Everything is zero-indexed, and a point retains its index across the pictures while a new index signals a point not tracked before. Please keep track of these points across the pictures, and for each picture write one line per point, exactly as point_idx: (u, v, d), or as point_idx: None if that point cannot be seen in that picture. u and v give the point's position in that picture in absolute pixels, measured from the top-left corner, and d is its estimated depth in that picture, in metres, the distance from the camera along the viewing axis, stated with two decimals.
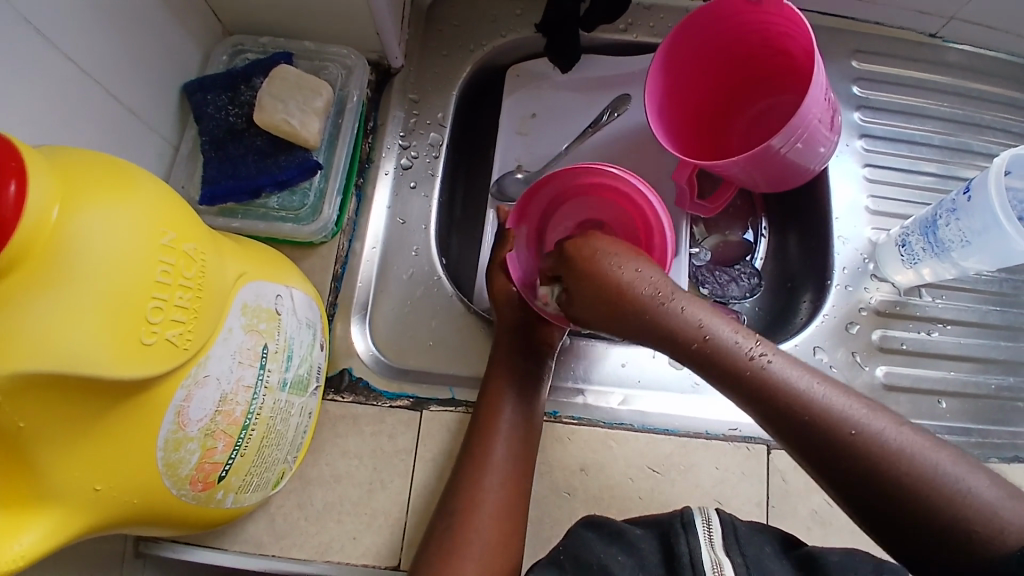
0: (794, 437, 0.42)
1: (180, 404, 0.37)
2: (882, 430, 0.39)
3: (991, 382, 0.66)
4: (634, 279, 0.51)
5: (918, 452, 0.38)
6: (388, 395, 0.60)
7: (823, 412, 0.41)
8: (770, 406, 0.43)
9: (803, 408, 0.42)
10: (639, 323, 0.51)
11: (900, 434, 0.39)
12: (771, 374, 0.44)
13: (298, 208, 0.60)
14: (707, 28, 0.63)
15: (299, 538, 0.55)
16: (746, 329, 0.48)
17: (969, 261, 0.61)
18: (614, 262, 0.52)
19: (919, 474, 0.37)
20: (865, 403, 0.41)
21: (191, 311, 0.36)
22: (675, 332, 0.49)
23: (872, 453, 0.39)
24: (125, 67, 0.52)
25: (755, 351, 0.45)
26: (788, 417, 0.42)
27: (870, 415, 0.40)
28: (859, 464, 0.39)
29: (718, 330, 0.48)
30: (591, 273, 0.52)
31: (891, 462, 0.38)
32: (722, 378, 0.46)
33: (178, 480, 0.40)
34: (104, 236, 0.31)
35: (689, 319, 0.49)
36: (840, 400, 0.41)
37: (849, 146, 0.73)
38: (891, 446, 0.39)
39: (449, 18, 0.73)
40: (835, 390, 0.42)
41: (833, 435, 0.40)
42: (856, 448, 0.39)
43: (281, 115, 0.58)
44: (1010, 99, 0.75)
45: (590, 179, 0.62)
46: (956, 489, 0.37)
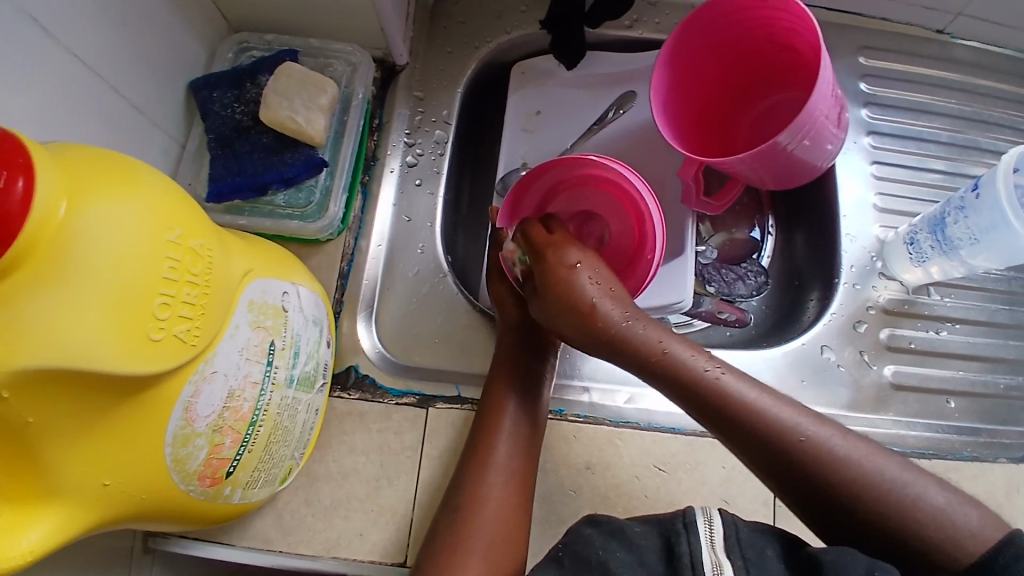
0: (754, 448, 0.47)
1: (188, 400, 0.37)
2: (828, 438, 0.46)
3: (1000, 381, 0.66)
4: (602, 298, 0.53)
5: (858, 458, 0.45)
6: (394, 393, 0.60)
7: (775, 423, 0.47)
8: (726, 418, 0.48)
9: (758, 421, 0.47)
10: (608, 339, 0.53)
11: (842, 442, 0.46)
12: (729, 389, 0.49)
13: (304, 206, 0.60)
14: (713, 24, 0.63)
15: (306, 535, 0.55)
16: (695, 344, 0.53)
17: (977, 259, 0.61)
18: (583, 281, 0.54)
19: (864, 480, 0.44)
20: (807, 413, 0.47)
21: (198, 308, 0.36)
22: (639, 350, 0.52)
23: (821, 460, 0.45)
24: (131, 64, 0.52)
25: (710, 366, 0.50)
26: (746, 428, 0.47)
27: (814, 424, 0.47)
28: (811, 471, 0.45)
29: (676, 347, 0.51)
30: (563, 292, 0.53)
31: (836, 469, 0.45)
32: (683, 393, 0.50)
33: (185, 475, 0.40)
34: (111, 233, 0.31)
35: (651, 337, 0.52)
36: (787, 411, 0.48)
37: (856, 143, 0.72)
38: (837, 454, 0.45)
39: (453, 15, 0.73)
40: (782, 402, 0.48)
41: (787, 445, 0.46)
42: (807, 456, 0.46)
43: (286, 112, 0.58)
44: (1018, 96, 0.75)
45: (580, 171, 0.63)
46: (897, 491, 0.44)
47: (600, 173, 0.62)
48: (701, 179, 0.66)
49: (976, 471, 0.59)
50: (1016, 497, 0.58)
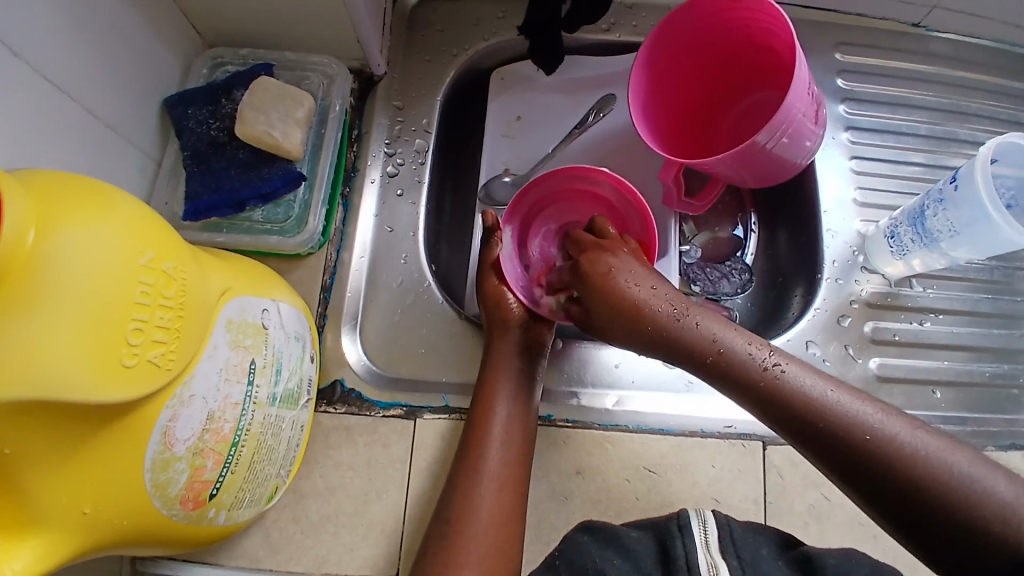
0: (816, 444, 0.44)
1: (166, 424, 0.37)
2: (899, 433, 0.41)
3: (985, 370, 0.66)
4: (648, 297, 0.54)
5: (937, 454, 0.40)
6: (380, 405, 0.59)
7: (838, 417, 0.43)
8: (782, 411, 0.46)
9: (818, 414, 0.44)
10: (656, 335, 0.53)
11: (914, 437, 0.41)
12: (783, 381, 0.46)
13: (282, 220, 0.59)
14: (689, 26, 0.63)
15: (295, 552, 0.54)
16: (755, 337, 0.51)
17: (958, 251, 0.61)
18: (626, 283, 0.55)
19: (949, 481, 0.39)
20: (879, 407, 0.43)
21: (173, 331, 0.36)
22: (690, 345, 0.51)
23: (888, 454, 0.41)
24: (103, 83, 0.51)
25: (769, 361, 0.48)
26: (804, 423, 0.44)
27: (884, 419, 0.42)
28: (879, 468, 0.41)
29: (729, 340, 0.50)
30: (607, 295, 0.55)
31: (911, 465, 0.40)
32: (736, 386, 0.49)
33: (167, 500, 0.39)
34: (83, 259, 0.31)
35: (704, 332, 0.51)
36: (853, 405, 0.44)
37: (835, 139, 0.72)
38: (909, 450, 0.40)
39: (431, 23, 0.72)
40: (847, 395, 0.44)
41: (848, 439, 0.42)
42: (870, 449, 0.41)
43: (263, 127, 0.57)
44: (994, 87, 0.75)
45: (573, 184, 0.65)
46: (978, 493, 0.38)
47: (593, 187, 0.65)
48: (682, 180, 0.65)
49: None
50: None
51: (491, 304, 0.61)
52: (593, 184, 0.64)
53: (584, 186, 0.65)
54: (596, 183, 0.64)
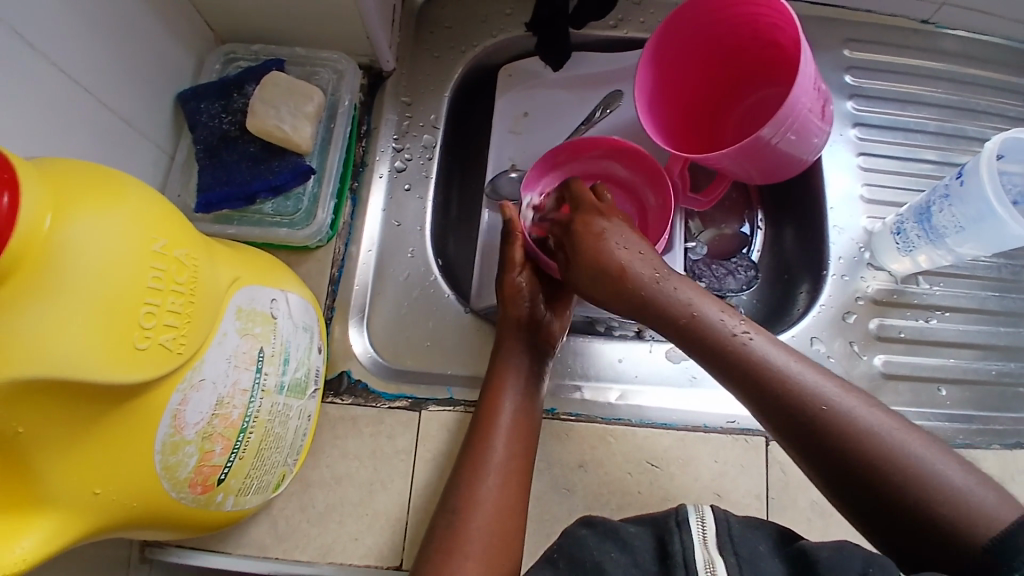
0: (773, 409, 0.47)
1: (176, 407, 0.38)
2: (852, 408, 0.45)
3: (991, 368, 0.66)
4: (632, 260, 0.54)
5: (887, 431, 0.43)
6: (386, 397, 0.60)
7: (799, 388, 0.46)
8: (747, 378, 0.48)
9: (781, 385, 0.46)
10: (635, 300, 0.53)
11: (867, 413, 0.44)
12: (752, 352, 0.48)
13: (292, 213, 0.60)
14: (696, 21, 0.63)
15: (301, 540, 0.55)
16: (728, 306, 0.52)
17: (963, 247, 0.61)
18: (613, 245, 0.55)
19: (894, 455, 0.42)
20: (837, 383, 0.46)
21: (185, 316, 0.37)
22: (666, 310, 0.52)
23: (842, 428, 0.44)
24: (118, 77, 0.52)
25: (740, 329, 0.49)
26: (765, 391, 0.47)
27: (841, 394, 0.45)
28: (830, 438, 0.44)
29: (707, 309, 0.51)
30: (594, 256, 0.55)
31: (861, 438, 0.43)
32: (706, 352, 0.50)
33: (176, 483, 0.40)
34: (97, 244, 0.32)
35: (680, 297, 0.52)
36: (813, 377, 0.46)
37: (843, 136, 0.72)
38: (861, 425, 0.44)
39: (440, 20, 0.73)
40: (809, 369, 0.47)
41: (804, 408, 0.45)
42: (825, 422, 0.44)
43: (273, 121, 0.59)
44: (1004, 84, 0.75)
45: (590, 172, 0.68)
46: (919, 467, 0.42)
47: (608, 176, 0.68)
48: (687, 176, 0.66)
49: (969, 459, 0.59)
50: (1011, 485, 0.59)
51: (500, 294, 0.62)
52: (608, 173, 0.68)
53: (600, 175, 0.68)
54: (611, 171, 0.68)
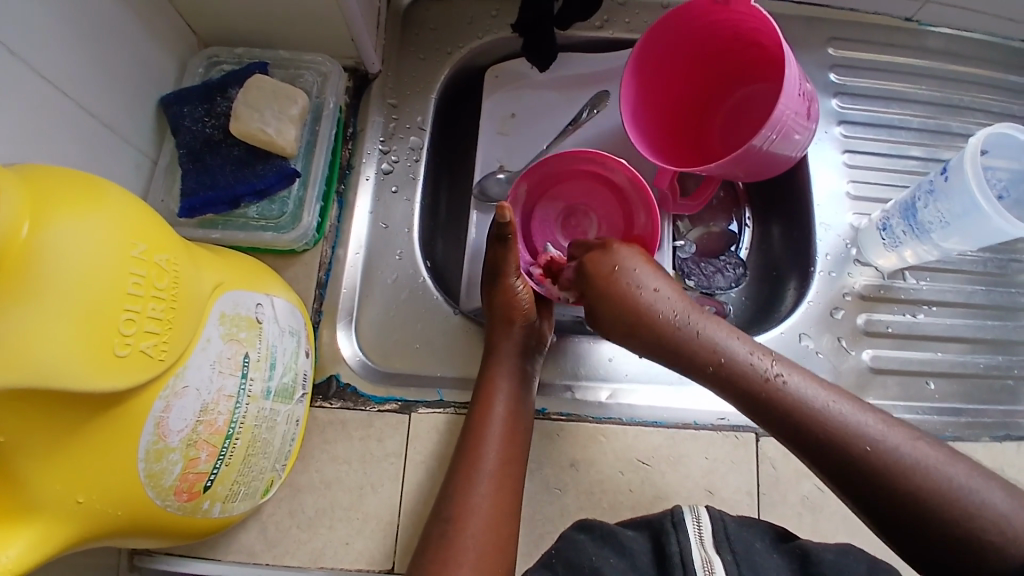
0: (817, 452, 0.47)
1: (159, 414, 0.37)
2: (896, 445, 0.45)
3: (979, 361, 0.66)
4: (656, 301, 0.56)
5: (935, 467, 0.44)
6: (376, 400, 0.60)
7: (840, 428, 0.47)
8: (783, 419, 0.49)
9: (821, 425, 0.47)
10: (664, 342, 0.55)
11: (912, 449, 0.45)
12: (786, 391, 0.49)
13: (277, 216, 0.60)
14: (677, 28, 0.64)
15: (291, 546, 0.55)
16: (758, 346, 0.54)
17: (949, 242, 0.61)
18: (633, 286, 0.56)
19: (944, 490, 0.43)
20: (876, 419, 0.47)
21: (166, 323, 0.36)
22: (697, 352, 0.54)
23: (889, 466, 0.44)
24: (100, 83, 0.52)
25: (771, 370, 0.51)
26: (804, 431, 0.48)
27: (883, 431, 0.46)
28: (878, 479, 0.44)
29: (737, 351, 0.53)
30: (614, 298, 0.56)
31: (909, 476, 0.44)
32: (742, 394, 0.51)
33: (161, 490, 0.40)
34: (77, 250, 0.31)
35: (709, 338, 0.54)
36: (852, 415, 0.47)
37: (828, 133, 0.73)
38: (908, 461, 0.44)
39: (425, 22, 0.73)
40: (847, 406, 0.48)
41: (849, 449, 0.46)
42: (872, 462, 0.45)
43: (257, 124, 0.58)
44: (987, 79, 0.76)
45: (583, 164, 0.66)
46: (971, 501, 0.42)
47: (601, 170, 0.67)
48: (675, 185, 0.67)
49: None
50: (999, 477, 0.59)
51: (495, 293, 0.60)
52: (601, 167, 0.66)
53: (593, 168, 0.67)
54: (603, 167, 0.66)
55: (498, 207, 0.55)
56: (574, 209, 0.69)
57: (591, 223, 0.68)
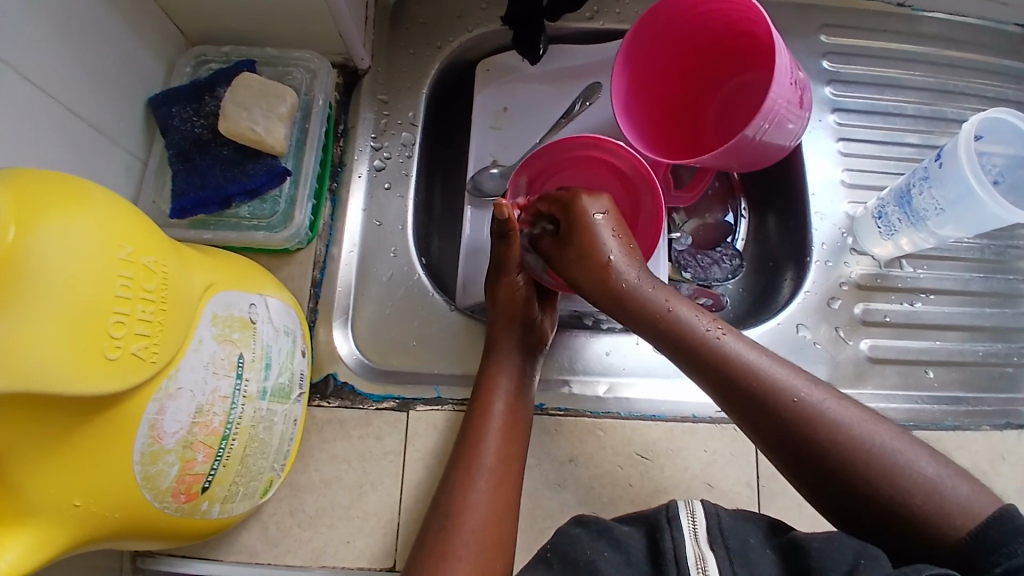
0: (751, 409, 0.48)
1: (153, 417, 0.37)
2: (826, 407, 0.46)
3: (978, 349, 0.66)
4: (618, 258, 0.56)
5: (861, 429, 0.45)
6: (374, 398, 0.60)
7: (776, 388, 0.47)
8: (722, 378, 0.49)
9: (773, 398, 0.47)
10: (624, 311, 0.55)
11: (842, 412, 0.46)
12: (733, 355, 0.49)
13: (269, 215, 0.60)
14: (669, 19, 0.63)
15: (292, 545, 0.55)
16: (700, 307, 0.54)
17: (944, 229, 0.61)
18: (604, 236, 0.57)
19: (886, 467, 0.44)
20: (808, 379, 0.48)
21: (156, 324, 0.36)
22: (644, 312, 0.54)
23: (836, 443, 0.45)
24: (87, 85, 0.52)
25: (713, 329, 0.51)
26: (739, 390, 0.48)
27: (814, 392, 0.47)
28: (825, 453, 0.45)
29: (681, 311, 0.53)
30: (584, 248, 0.57)
31: (854, 451, 0.45)
32: (682, 352, 0.51)
33: (158, 493, 0.40)
34: (63, 253, 0.31)
35: (656, 299, 0.54)
36: (787, 375, 0.48)
37: (822, 121, 0.72)
38: (855, 438, 0.45)
39: (414, 16, 0.72)
40: (781, 367, 0.49)
41: (782, 408, 0.47)
42: (819, 437, 0.46)
43: (247, 123, 0.58)
44: (981, 64, 0.75)
45: (590, 152, 0.64)
46: (911, 477, 0.44)
47: (609, 159, 0.64)
48: (670, 175, 0.67)
49: (957, 441, 0.60)
50: (999, 464, 0.59)
51: (500, 286, 0.60)
52: (608, 156, 0.64)
53: (600, 156, 0.64)
54: (611, 156, 0.63)
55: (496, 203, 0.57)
56: None
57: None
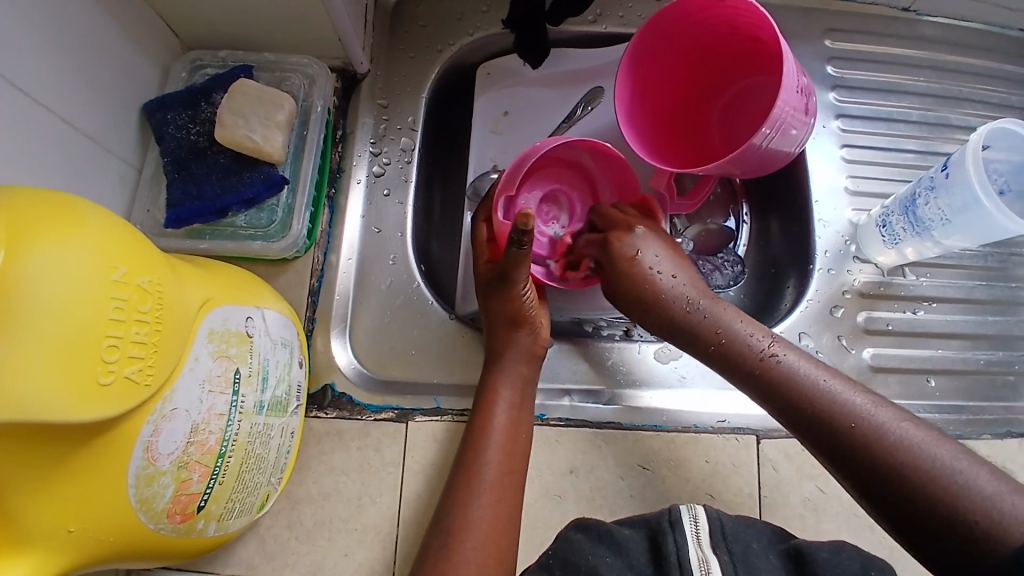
0: (804, 424, 0.49)
1: (148, 439, 0.36)
2: (882, 422, 0.46)
3: (980, 357, 0.66)
4: (669, 287, 0.58)
5: (917, 444, 0.45)
6: (372, 409, 0.59)
7: (830, 404, 0.49)
8: (775, 394, 0.51)
9: (812, 400, 0.49)
10: (669, 321, 0.57)
11: (899, 428, 0.46)
12: (784, 374, 0.51)
13: (266, 225, 0.59)
14: (673, 24, 0.62)
15: (290, 558, 0.54)
16: (759, 326, 0.55)
17: (950, 239, 0.61)
18: (651, 270, 0.58)
19: (922, 469, 0.44)
20: (870, 398, 0.48)
21: (151, 346, 0.35)
22: (698, 331, 0.56)
23: (871, 442, 0.46)
24: (80, 92, 0.50)
25: (769, 349, 0.53)
26: (792, 405, 0.50)
27: (873, 409, 0.47)
28: (859, 451, 0.46)
29: (738, 330, 0.55)
30: (631, 281, 0.58)
31: (887, 448, 0.45)
32: (738, 371, 0.54)
33: (154, 514, 0.39)
34: (55, 277, 0.30)
35: (711, 321, 0.56)
36: (843, 393, 0.49)
37: (826, 127, 0.72)
38: (892, 437, 0.45)
39: (414, 19, 0.71)
40: (838, 385, 0.50)
41: (836, 424, 0.48)
42: (854, 435, 0.47)
43: (243, 131, 0.57)
44: (986, 70, 0.75)
45: (557, 154, 0.66)
46: (952, 480, 0.43)
47: (573, 159, 0.67)
48: (673, 184, 0.66)
49: None
50: None
51: (498, 298, 0.58)
52: (574, 156, 0.67)
53: (565, 157, 0.67)
54: (577, 155, 0.66)
55: (520, 213, 0.48)
56: (547, 198, 0.68)
57: (563, 208, 0.69)
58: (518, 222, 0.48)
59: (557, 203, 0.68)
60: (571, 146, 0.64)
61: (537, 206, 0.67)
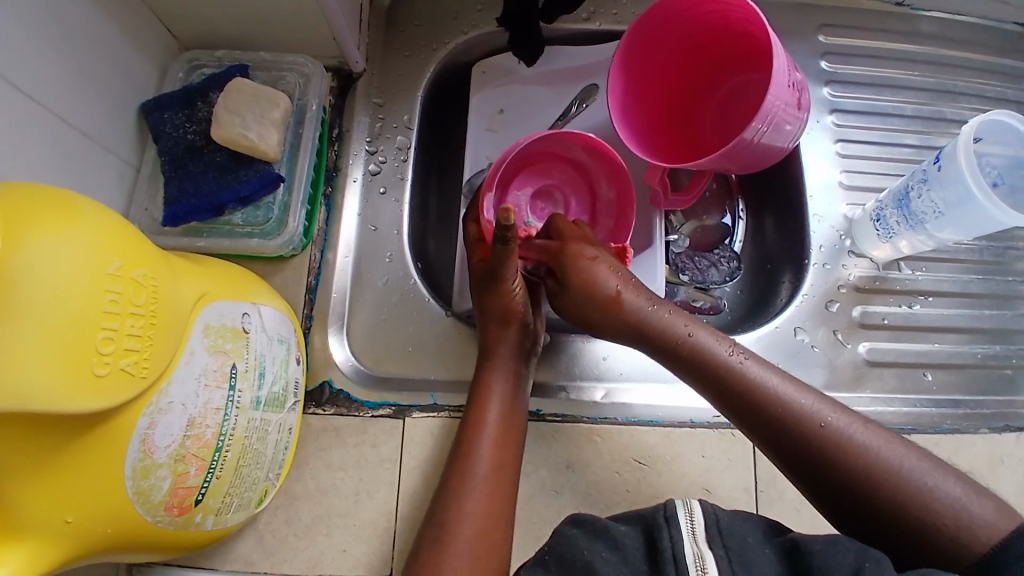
0: (773, 428, 0.49)
1: (144, 431, 0.37)
2: (849, 425, 0.48)
3: (976, 351, 0.66)
4: (624, 288, 0.57)
5: (885, 447, 0.46)
6: (369, 405, 0.59)
7: (795, 407, 0.49)
8: (741, 397, 0.51)
9: (776, 404, 0.50)
10: (629, 325, 0.57)
11: (865, 431, 0.47)
12: (749, 376, 0.51)
13: (263, 222, 0.59)
14: (667, 20, 0.63)
15: (289, 554, 0.55)
16: (718, 332, 0.56)
17: (943, 232, 0.61)
18: (605, 273, 0.58)
19: (892, 471, 0.45)
20: (833, 403, 0.49)
21: (146, 339, 0.36)
22: (661, 335, 0.56)
23: (840, 444, 0.47)
24: (78, 92, 0.51)
25: (732, 353, 0.53)
26: (759, 409, 0.50)
27: (837, 413, 0.48)
28: (828, 453, 0.47)
29: (700, 335, 0.55)
30: (586, 284, 0.57)
31: (854, 453, 0.46)
32: (703, 374, 0.53)
33: (151, 507, 0.40)
34: (51, 270, 0.31)
35: (673, 323, 0.56)
36: (808, 397, 0.50)
37: (820, 123, 0.72)
38: (858, 442, 0.47)
39: (409, 18, 0.72)
40: (802, 389, 0.50)
41: (804, 427, 0.48)
42: (822, 437, 0.47)
43: (239, 129, 0.57)
44: (980, 64, 0.75)
45: (548, 149, 0.66)
46: (920, 482, 0.44)
47: (565, 153, 0.67)
48: (667, 180, 0.66)
49: (955, 445, 0.60)
50: (998, 468, 0.59)
51: (491, 295, 0.59)
52: (564, 150, 0.67)
53: (557, 151, 0.67)
54: (567, 149, 0.66)
55: (502, 208, 0.48)
56: (542, 192, 0.69)
57: (559, 203, 0.69)
58: (498, 217, 0.49)
59: (552, 197, 0.69)
60: (560, 138, 0.65)
61: (529, 203, 0.68)
